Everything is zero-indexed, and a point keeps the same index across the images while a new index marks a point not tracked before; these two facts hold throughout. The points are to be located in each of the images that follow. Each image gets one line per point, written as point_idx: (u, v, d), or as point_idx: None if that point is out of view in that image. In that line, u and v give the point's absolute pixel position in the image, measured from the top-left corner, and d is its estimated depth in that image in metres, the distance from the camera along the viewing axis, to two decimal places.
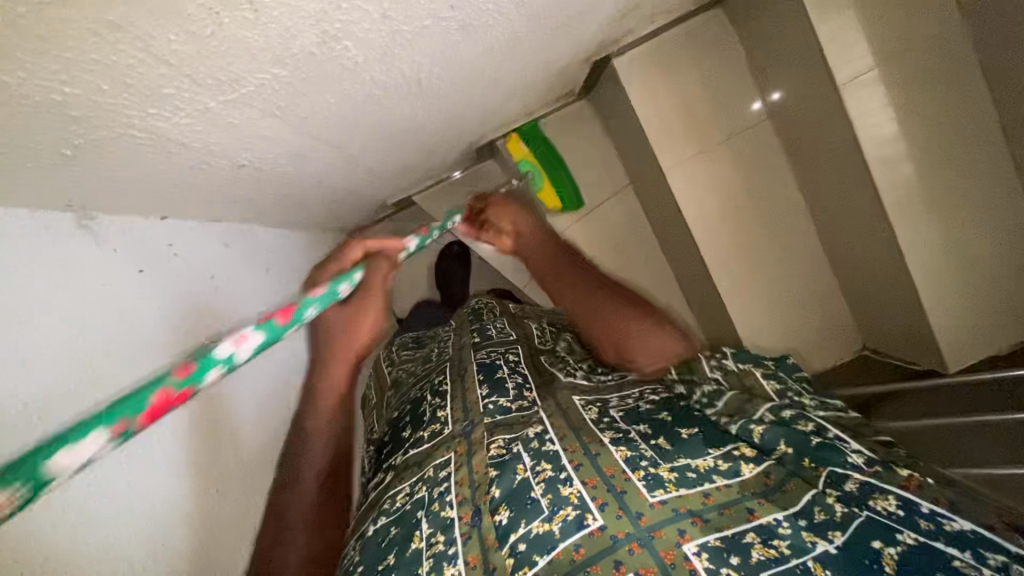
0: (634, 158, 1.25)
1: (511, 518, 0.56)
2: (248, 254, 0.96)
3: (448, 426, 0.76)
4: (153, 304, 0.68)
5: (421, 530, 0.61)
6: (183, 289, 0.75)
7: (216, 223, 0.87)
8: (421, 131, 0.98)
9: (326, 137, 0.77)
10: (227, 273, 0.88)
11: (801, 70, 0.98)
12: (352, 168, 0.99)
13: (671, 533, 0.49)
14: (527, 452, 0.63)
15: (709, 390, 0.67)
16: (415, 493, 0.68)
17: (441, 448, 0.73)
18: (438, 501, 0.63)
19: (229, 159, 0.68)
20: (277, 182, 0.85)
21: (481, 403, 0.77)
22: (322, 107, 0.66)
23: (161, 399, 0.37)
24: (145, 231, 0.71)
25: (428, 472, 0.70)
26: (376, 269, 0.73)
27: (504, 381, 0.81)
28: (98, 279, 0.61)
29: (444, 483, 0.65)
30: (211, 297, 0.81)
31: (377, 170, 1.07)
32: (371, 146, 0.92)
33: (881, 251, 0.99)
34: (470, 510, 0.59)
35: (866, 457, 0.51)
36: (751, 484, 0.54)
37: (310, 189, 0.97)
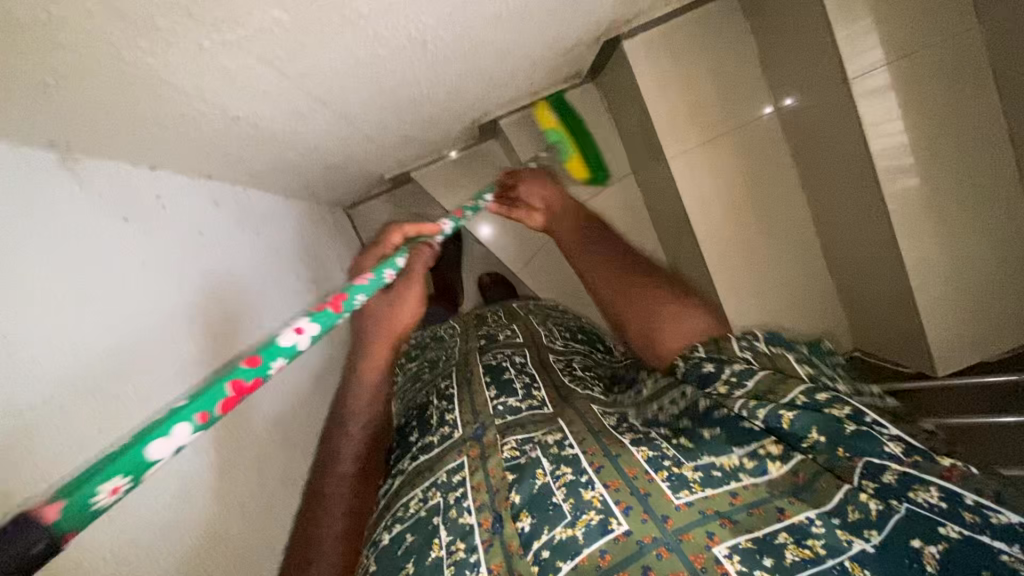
0: (637, 145, 1.24)
1: (534, 525, 0.51)
2: (240, 218, 0.94)
3: (459, 429, 0.69)
4: (133, 252, 0.65)
5: (439, 538, 0.54)
6: (164, 239, 0.72)
7: (206, 180, 0.84)
8: (423, 100, 0.95)
9: (325, 96, 0.75)
10: (216, 233, 0.85)
11: (812, 63, 0.96)
12: (350, 135, 0.96)
13: (699, 535, 0.45)
14: (545, 454, 0.58)
15: (739, 367, 0.57)
16: (428, 499, 0.60)
17: (453, 451, 0.65)
18: (455, 507, 0.56)
19: (223, 109, 0.66)
20: (272, 142, 0.83)
21: (490, 404, 0.72)
22: (323, 60, 0.64)
23: (235, 389, 0.44)
24: (128, 178, 0.68)
25: (441, 477, 0.62)
26: (418, 257, 0.79)
27: (512, 381, 0.77)
28: (78, 223, 0.59)
29: (459, 487, 0.59)
30: (197, 253, 0.79)
31: (376, 139, 1.05)
32: (372, 111, 0.90)
33: (880, 252, 0.98)
34: (490, 516, 0.53)
35: (903, 446, 0.46)
36: (780, 484, 0.49)
37: (306, 153, 0.95)
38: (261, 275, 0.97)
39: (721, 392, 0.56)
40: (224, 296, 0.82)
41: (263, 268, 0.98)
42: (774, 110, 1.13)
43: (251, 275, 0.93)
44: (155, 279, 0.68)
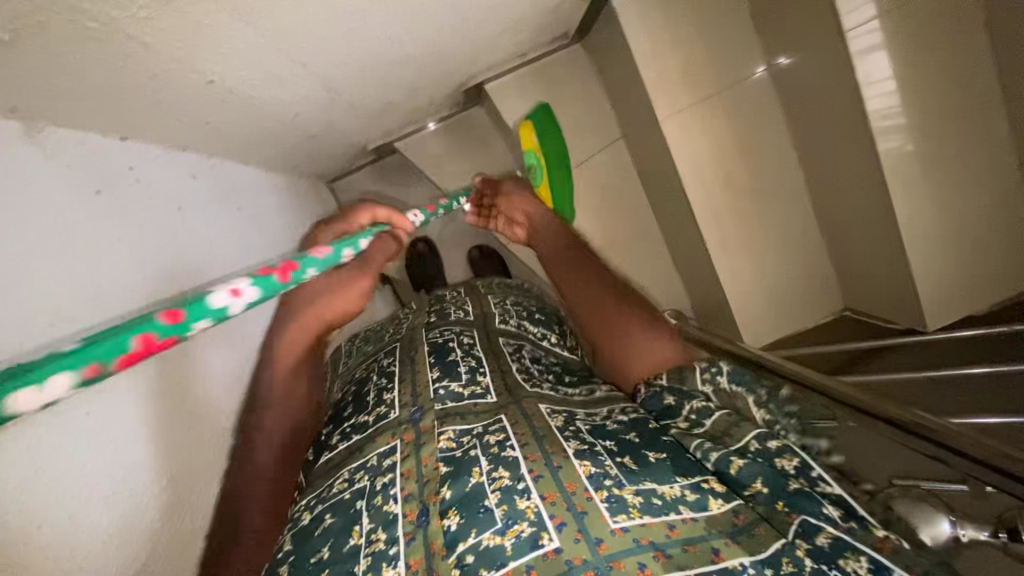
0: (628, 107, 1.21)
1: (461, 524, 0.49)
2: (221, 194, 0.90)
3: (396, 410, 0.69)
4: (107, 225, 0.62)
5: (361, 524, 0.54)
6: (140, 211, 0.68)
7: (182, 153, 0.80)
8: (408, 61, 0.91)
9: (305, 56, 0.71)
10: (196, 206, 0.81)
11: (807, 16, 0.93)
12: (331, 101, 0.92)
13: (630, 565, 0.43)
14: (483, 454, 0.56)
15: (697, 406, 0.63)
16: (353, 481, 0.60)
17: (385, 433, 0.65)
18: (380, 494, 0.56)
19: (196, 70, 0.61)
20: (250, 107, 0.78)
21: (430, 387, 0.71)
22: (302, 13, 0.60)
23: (143, 345, 0.38)
24: (98, 149, 0.64)
25: (371, 460, 0.62)
26: (380, 247, 0.78)
27: (456, 365, 0.76)
28: (47, 194, 0.55)
29: (389, 472, 0.58)
30: (179, 230, 0.75)
31: (358, 106, 1.01)
32: (354, 74, 0.86)
33: (871, 210, 0.98)
34: (416, 509, 0.52)
35: (842, 511, 0.47)
36: (719, 522, 0.47)
37: (283, 123, 0.90)
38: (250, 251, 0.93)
39: (680, 427, 0.63)
40: (210, 272, 0.79)
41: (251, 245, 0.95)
42: (765, 68, 1.11)
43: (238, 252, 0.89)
44: (136, 256, 0.64)
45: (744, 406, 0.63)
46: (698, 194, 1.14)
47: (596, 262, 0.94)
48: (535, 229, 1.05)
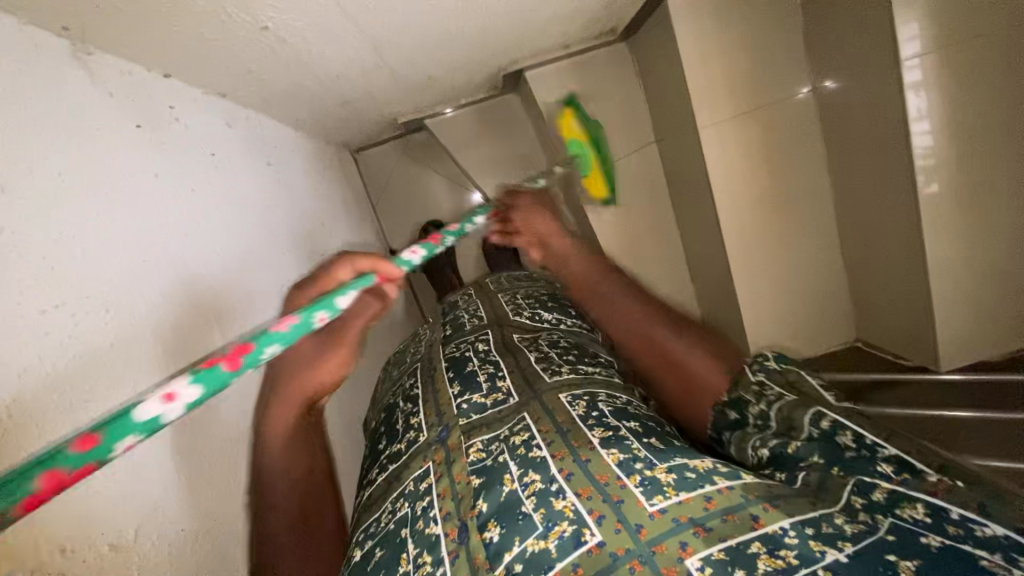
0: (667, 112, 1.20)
1: (503, 535, 0.48)
2: (253, 146, 0.88)
3: (424, 433, 0.68)
4: (146, 159, 0.60)
5: (407, 552, 0.52)
6: (176, 148, 0.66)
7: (219, 99, 0.78)
8: (457, 36, 0.90)
9: (359, 15, 0.69)
10: (228, 154, 0.79)
11: (863, 42, 0.92)
12: (375, 66, 0.90)
13: (672, 547, 0.41)
14: (513, 459, 0.56)
15: (757, 409, 0.57)
16: (398, 510, 0.58)
17: (419, 457, 0.65)
18: (422, 518, 0.55)
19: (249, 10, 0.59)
20: (296, 62, 0.77)
21: (454, 404, 0.71)
22: None
23: (51, 483, 0.28)
24: (142, 82, 0.63)
25: (410, 486, 0.61)
26: (360, 306, 0.57)
27: (475, 376, 0.76)
28: (86, 116, 0.53)
29: (426, 496, 0.57)
30: (208, 174, 0.73)
31: (399, 76, 0.99)
32: (401, 42, 0.84)
33: (902, 245, 0.98)
34: (456, 527, 0.51)
35: (895, 463, 0.44)
36: (754, 489, 0.46)
37: (323, 82, 0.88)
38: (274, 211, 0.91)
39: (748, 432, 0.57)
40: (235, 220, 0.77)
41: (276, 203, 0.93)
42: (811, 85, 1.09)
43: (262, 210, 0.87)
44: (168, 195, 0.62)
45: (800, 379, 0.57)
46: (727, 209, 1.13)
47: (612, 279, 0.83)
48: (555, 255, 0.89)
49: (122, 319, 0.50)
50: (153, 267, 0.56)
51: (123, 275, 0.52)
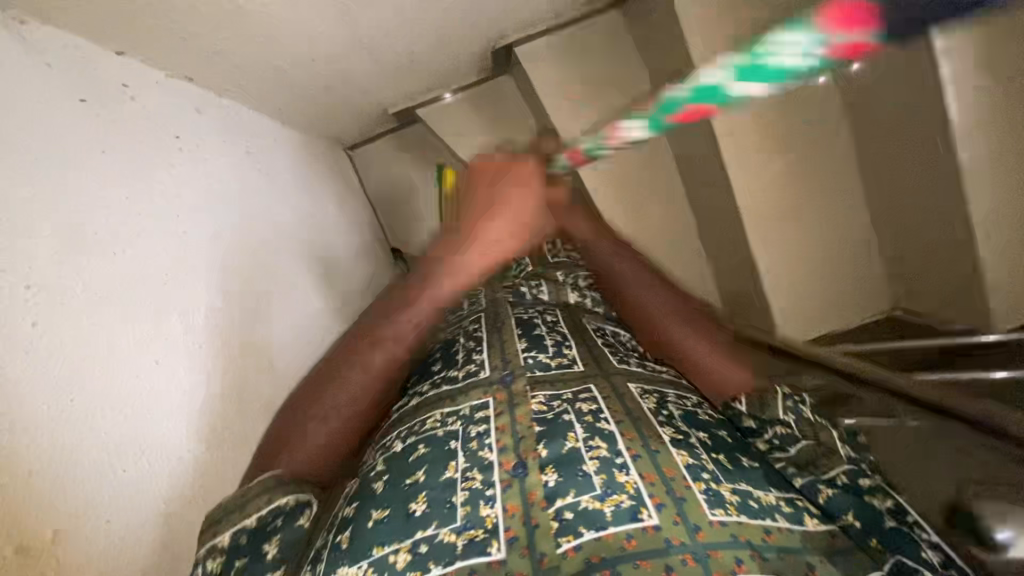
0: (666, 77, 1.13)
1: (560, 483, 0.46)
2: (228, 131, 0.84)
3: (486, 370, 0.64)
4: (90, 136, 0.56)
5: (455, 461, 0.50)
6: (130, 128, 0.62)
7: (189, 84, 0.75)
8: None
9: None
10: (199, 141, 0.75)
11: None
12: (351, 43, 0.86)
13: (729, 557, 0.40)
14: (577, 421, 0.53)
15: (783, 429, 0.57)
16: (446, 424, 0.56)
17: (476, 390, 0.61)
18: (475, 439, 0.53)
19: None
20: (261, 36, 0.73)
21: (521, 355, 0.66)
22: None
23: None
24: (89, 58, 0.59)
25: (464, 410, 0.58)
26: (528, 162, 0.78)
27: (544, 339, 0.70)
28: (15, 87, 0.49)
29: (483, 423, 0.55)
30: (176, 160, 0.69)
31: (378, 54, 0.95)
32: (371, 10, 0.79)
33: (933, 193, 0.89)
34: (512, 460, 0.50)
35: (941, 557, 0.44)
36: (815, 539, 0.45)
37: (295, 59, 0.83)
38: (254, 200, 0.87)
39: (761, 448, 0.57)
40: (206, 208, 0.73)
41: (256, 193, 0.89)
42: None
43: (242, 201, 0.83)
44: (118, 177, 0.58)
45: (831, 438, 0.55)
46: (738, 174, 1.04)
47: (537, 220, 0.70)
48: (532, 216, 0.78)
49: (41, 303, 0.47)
50: (81, 257, 0.52)
51: (36, 262, 0.47)
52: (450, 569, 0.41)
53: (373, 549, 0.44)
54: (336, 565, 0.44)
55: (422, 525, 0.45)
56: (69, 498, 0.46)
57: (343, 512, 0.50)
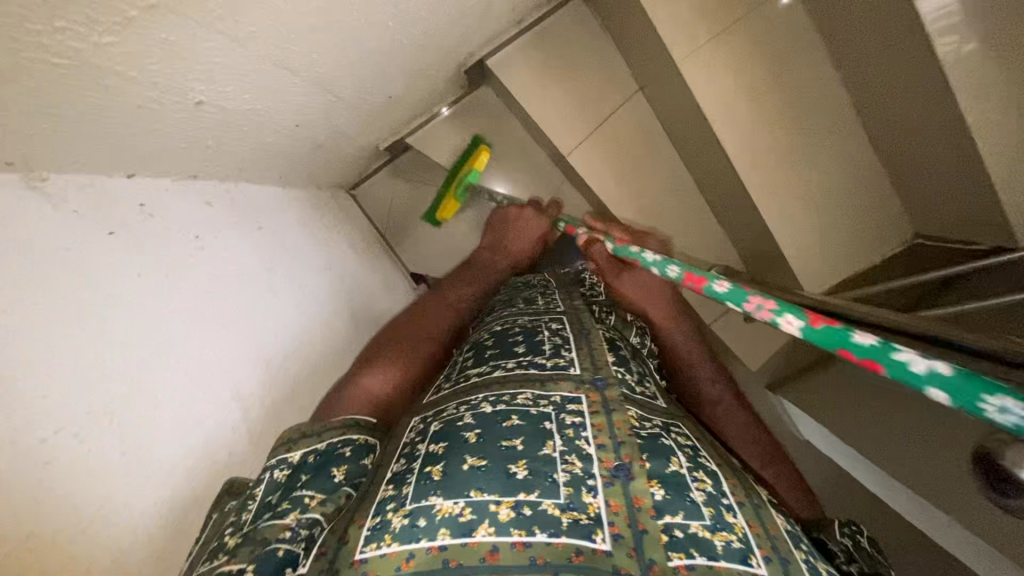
0: (642, 55, 1.13)
1: (668, 498, 0.47)
2: (234, 215, 0.88)
3: (575, 367, 0.64)
4: (118, 264, 0.62)
5: (553, 441, 0.52)
6: (152, 243, 0.68)
7: (193, 180, 0.79)
8: (399, 46, 0.88)
9: (289, 58, 0.68)
10: (215, 232, 0.81)
11: None
12: (333, 103, 0.89)
13: None
14: (678, 449, 0.55)
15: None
16: (536, 404, 0.57)
17: (564, 381, 0.61)
18: (570, 429, 0.54)
19: (162, 81, 0.55)
20: (249, 125, 0.77)
21: (610, 366, 0.66)
22: (273, 15, 0.58)
23: None
24: (105, 190, 0.64)
25: (555, 398, 0.58)
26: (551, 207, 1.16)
27: (627, 363, 0.70)
28: (51, 241, 0.56)
29: (577, 416, 0.56)
30: (191, 258, 0.74)
31: (353, 105, 0.96)
32: (343, 71, 0.82)
33: (935, 116, 0.86)
34: (612, 458, 0.51)
35: None
36: None
37: (284, 131, 0.86)
38: (275, 269, 0.93)
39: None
40: (234, 294, 0.79)
41: (275, 265, 0.93)
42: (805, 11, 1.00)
43: (264, 273, 0.89)
44: (154, 294, 0.65)
45: None
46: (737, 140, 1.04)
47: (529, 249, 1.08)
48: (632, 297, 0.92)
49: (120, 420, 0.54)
50: (144, 377, 0.59)
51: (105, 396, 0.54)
52: (558, 542, 0.42)
53: (471, 491, 0.45)
54: (426, 494, 0.46)
55: (526, 487, 0.46)
56: (171, 544, 0.56)
57: (427, 448, 0.52)
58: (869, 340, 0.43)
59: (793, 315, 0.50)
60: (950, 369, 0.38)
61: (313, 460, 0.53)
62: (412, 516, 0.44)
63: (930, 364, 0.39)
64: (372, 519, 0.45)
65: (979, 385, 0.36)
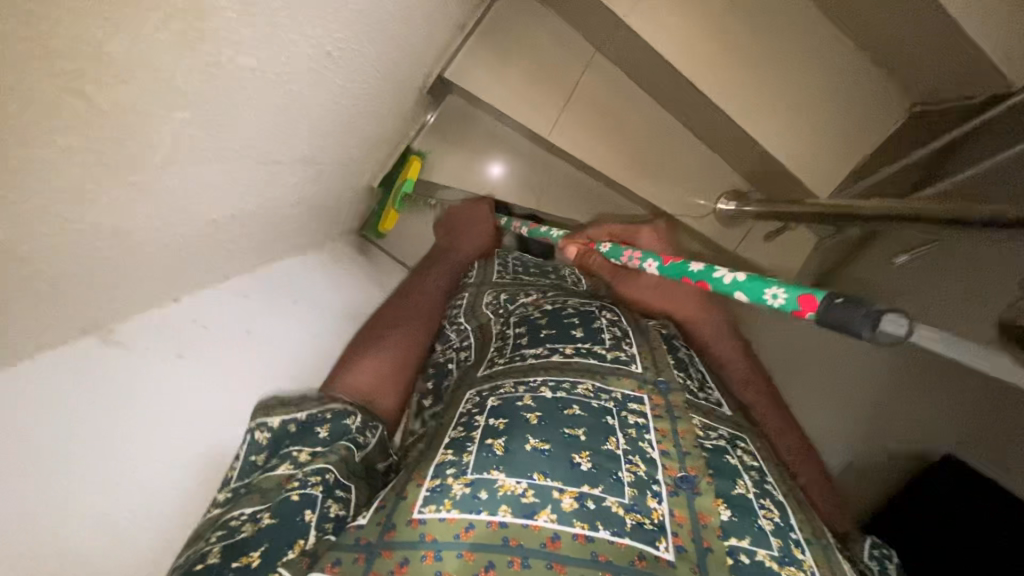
0: (589, 19, 1.12)
1: (735, 520, 0.49)
2: (275, 294, 0.96)
3: (636, 365, 0.65)
4: (191, 386, 0.71)
5: (616, 437, 0.54)
6: (213, 356, 0.77)
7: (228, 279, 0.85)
8: (364, 97, 0.92)
9: (272, 153, 0.73)
10: (261, 320, 0.89)
11: None
12: (321, 169, 0.95)
13: None
14: (743, 471, 0.55)
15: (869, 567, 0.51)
16: (598, 397, 0.59)
17: (626, 377, 0.63)
18: (634, 428, 0.56)
19: (175, 219, 0.61)
20: (257, 219, 0.83)
21: (674, 371, 0.66)
22: (249, 126, 0.62)
23: None
24: (164, 322, 0.72)
25: (619, 394, 0.60)
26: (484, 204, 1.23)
27: (689, 364, 0.70)
28: (132, 391, 0.64)
29: (641, 416, 0.58)
30: (249, 353, 0.83)
31: (337, 165, 1.01)
32: (322, 141, 0.87)
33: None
34: (677, 468, 0.53)
35: None
36: None
37: (285, 214, 0.92)
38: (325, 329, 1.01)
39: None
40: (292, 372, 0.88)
41: (326, 326, 1.02)
42: None
43: (315, 338, 0.98)
44: (227, 402, 0.74)
45: None
46: (705, 73, 1.04)
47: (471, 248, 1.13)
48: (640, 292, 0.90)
49: (203, 478, 0.67)
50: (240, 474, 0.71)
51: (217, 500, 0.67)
52: (620, 542, 0.46)
53: (535, 474, 0.50)
54: (489, 467, 0.50)
55: (590, 479, 0.50)
56: None
57: (487, 421, 0.56)
58: (698, 269, 0.67)
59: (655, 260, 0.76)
60: (744, 277, 0.61)
61: (294, 430, 0.63)
62: (474, 487, 0.49)
63: (733, 275, 0.62)
64: (432, 480, 0.50)
65: (759, 284, 0.58)
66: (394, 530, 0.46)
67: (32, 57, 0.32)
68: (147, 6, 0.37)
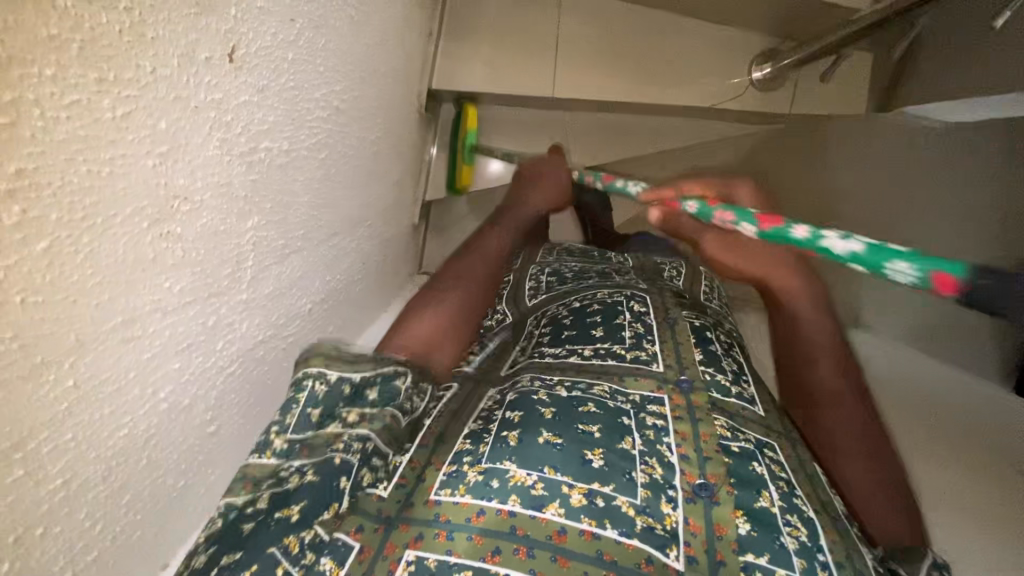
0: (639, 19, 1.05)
1: (757, 536, 0.39)
2: None
3: (658, 363, 0.53)
4: None
5: (631, 436, 0.44)
6: None
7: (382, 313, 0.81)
8: (382, 196, 0.74)
9: (371, 232, 0.73)
10: None
11: None
12: (379, 292, 0.80)
13: None
14: (770, 479, 0.43)
15: None
16: (615, 397, 0.48)
17: (646, 375, 0.51)
18: (654, 429, 0.45)
19: (277, 320, 0.51)
20: (349, 327, 0.71)
21: (702, 369, 0.53)
22: (330, 255, 0.60)
23: None
24: None
25: (634, 394, 0.49)
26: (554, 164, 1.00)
27: (720, 358, 0.57)
28: None
29: (660, 416, 0.47)
30: None
31: (425, 189, 0.93)
32: (369, 218, 0.72)
33: None
34: (695, 477, 0.42)
35: None
36: None
37: (356, 284, 0.71)
38: None
39: None
40: None
41: None
42: None
43: None
44: None
45: None
46: None
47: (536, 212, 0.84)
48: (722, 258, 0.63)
49: None
50: None
51: None
52: (628, 543, 0.37)
53: (545, 467, 0.40)
54: (502, 457, 0.40)
55: (601, 478, 0.40)
56: None
57: (504, 413, 0.46)
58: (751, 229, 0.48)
59: (746, 222, 0.48)
60: (860, 245, 0.36)
61: (349, 393, 0.41)
62: (487, 474, 0.39)
63: (847, 245, 0.37)
64: (449, 465, 0.41)
65: (884, 254, 0.34)
66: (411, 508, 0.38)
67: (84, 243, 0.27)
68: (216, 157, 0.37)
